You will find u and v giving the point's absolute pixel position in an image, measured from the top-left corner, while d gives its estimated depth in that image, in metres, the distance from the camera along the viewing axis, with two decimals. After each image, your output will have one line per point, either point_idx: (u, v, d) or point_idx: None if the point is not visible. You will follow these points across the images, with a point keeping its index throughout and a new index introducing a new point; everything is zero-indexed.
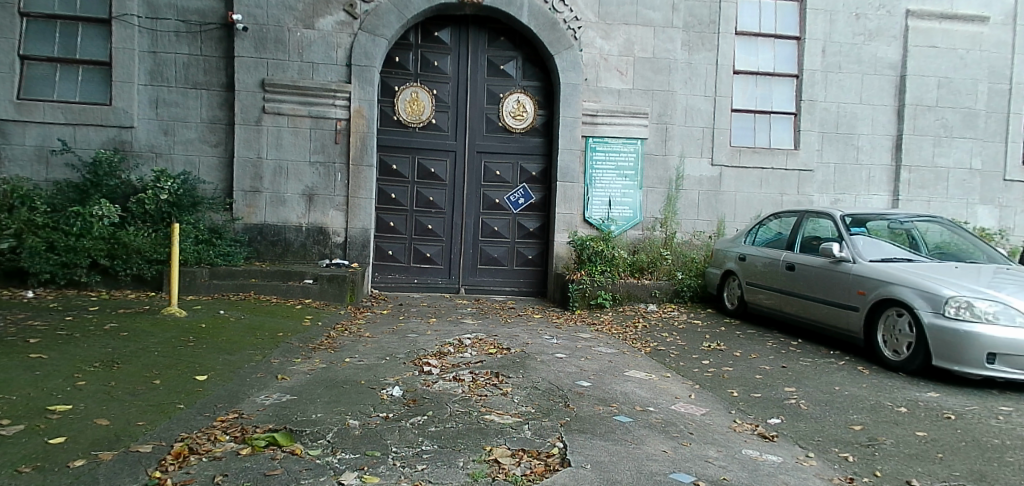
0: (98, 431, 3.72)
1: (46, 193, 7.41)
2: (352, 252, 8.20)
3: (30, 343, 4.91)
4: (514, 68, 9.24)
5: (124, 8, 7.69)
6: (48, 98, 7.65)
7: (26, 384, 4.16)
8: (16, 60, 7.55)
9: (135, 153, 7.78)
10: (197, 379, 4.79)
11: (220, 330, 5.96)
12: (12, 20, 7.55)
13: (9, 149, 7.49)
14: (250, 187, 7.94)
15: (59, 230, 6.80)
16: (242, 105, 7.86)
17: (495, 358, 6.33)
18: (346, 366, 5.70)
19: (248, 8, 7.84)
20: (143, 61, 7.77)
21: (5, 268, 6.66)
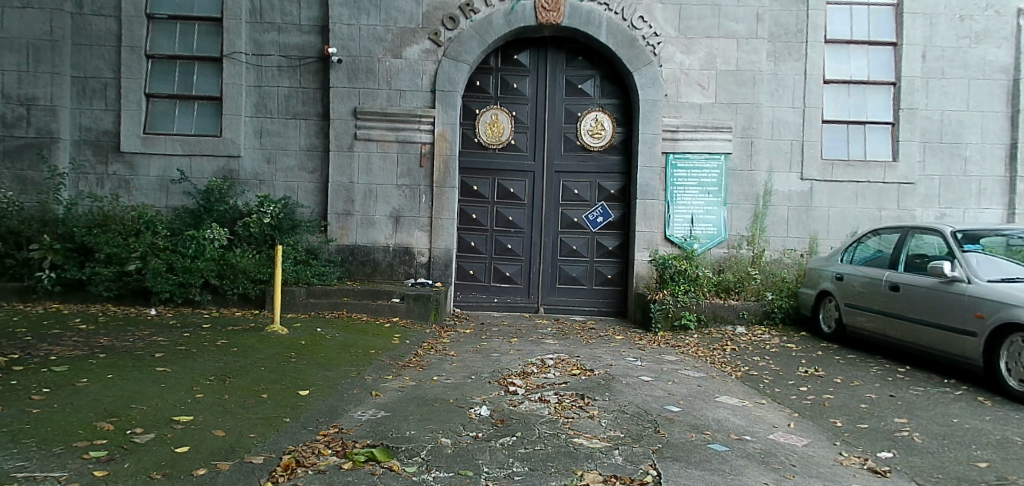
0: (217, 441, 3.97)
1: (166, 218, 8.08)
2: (435, 272, 8.41)
3: (155, 357, 5.30)
4: (593, 87, 9.23)
5: (234, 47, 8.32)
6: (169, 131, 8.34)
7: (154, 395, 4.50)
8: (143, 98, 8.28)
9: (242, 181, 8.36)
10: (300, 393, 5.04)
11: (318, 347, 6.23)
12: (140, 62, 8.26)
13: (135, 179, 8.23)
14: (343, 210, 8.33)
15: (176, 253, 7.38)
16: (336, 133, 8.29)
17: (580, 380, 6.24)
18: (435, 384, 5.80)
19: (343, 42, 8.29)
20: (250, 95, 8.37)
21: (131, 287, 7.31)
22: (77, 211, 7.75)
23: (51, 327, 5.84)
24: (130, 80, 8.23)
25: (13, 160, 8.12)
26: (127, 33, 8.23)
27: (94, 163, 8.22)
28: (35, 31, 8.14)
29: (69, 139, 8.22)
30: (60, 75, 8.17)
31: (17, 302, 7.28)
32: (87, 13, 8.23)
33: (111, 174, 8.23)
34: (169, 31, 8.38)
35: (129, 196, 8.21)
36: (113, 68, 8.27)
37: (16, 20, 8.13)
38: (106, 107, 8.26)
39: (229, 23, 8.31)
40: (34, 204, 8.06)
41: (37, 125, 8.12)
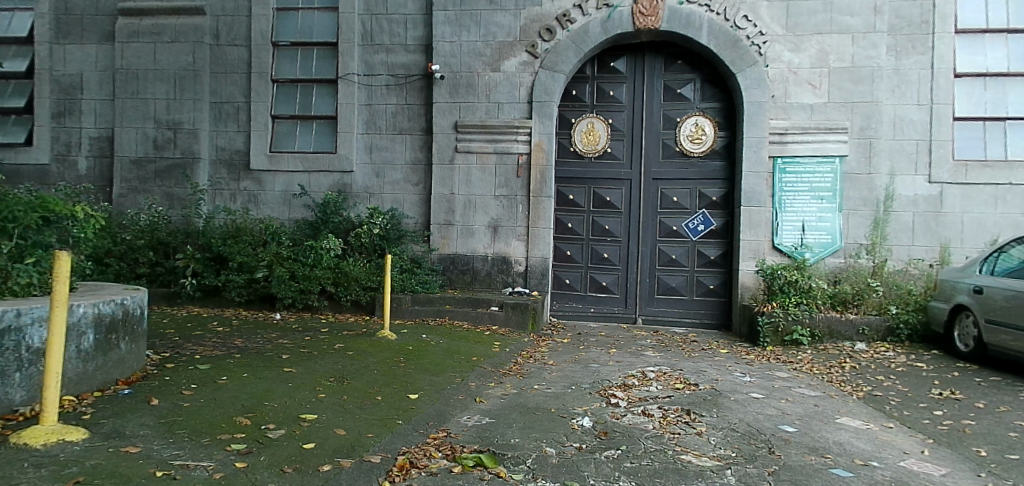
0: (339, 439, 4.22)
1: (288, 230, 8.73)
2: (532, 281, 8.47)
3: (283, 358, 5.72)
4: (693, 91, 8.96)
5: (347, 69, 8.88)
6: (291, 149, 9.01)
7: (283, 393, 4.85)
8: (269, 119, 9.01)
9: (354, 194, 8.87)
10: (410, 397, 5.24)
11: (424, 353, 6.45)
12: (266, 86, 9.01)
13: (262, 194, 8.98)
14: (444, 220, 8.61)
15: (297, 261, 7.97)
16: (439, 146, 8.61)
17: (685, 394, 6.02)
18: (536, 393, 5.83)
19: (445, 59, 8.62)
20: (361, 113, 8.88)
21: (258, 293, 7.96)
22: (214, 224, 8.56)
23: (194, 329, 6.48)
24: (258, 103, 9.00)
25: (162, 179, 9.07)
26: (256, 60, 9.00)
27: (228, 180, 9.05)
28: (180, 63, 9.07)
29: (207, 158, 9.09)
30: (200, 101, 9.05)
31: (165, 306, 8.15)
32: (222, 44, 9.09)
33: (242, 189, 9.02)
34: (291, 57, 9.08)
35: (257, 209, 8.96)
36: (244, 93, 9.08)
37: (165, 53, 9.07)
38: (239, 128, 9.07)
39: (343, 46, 8.88)
40: (179, 218, 8.98)
41: (182, 147, 9.04)
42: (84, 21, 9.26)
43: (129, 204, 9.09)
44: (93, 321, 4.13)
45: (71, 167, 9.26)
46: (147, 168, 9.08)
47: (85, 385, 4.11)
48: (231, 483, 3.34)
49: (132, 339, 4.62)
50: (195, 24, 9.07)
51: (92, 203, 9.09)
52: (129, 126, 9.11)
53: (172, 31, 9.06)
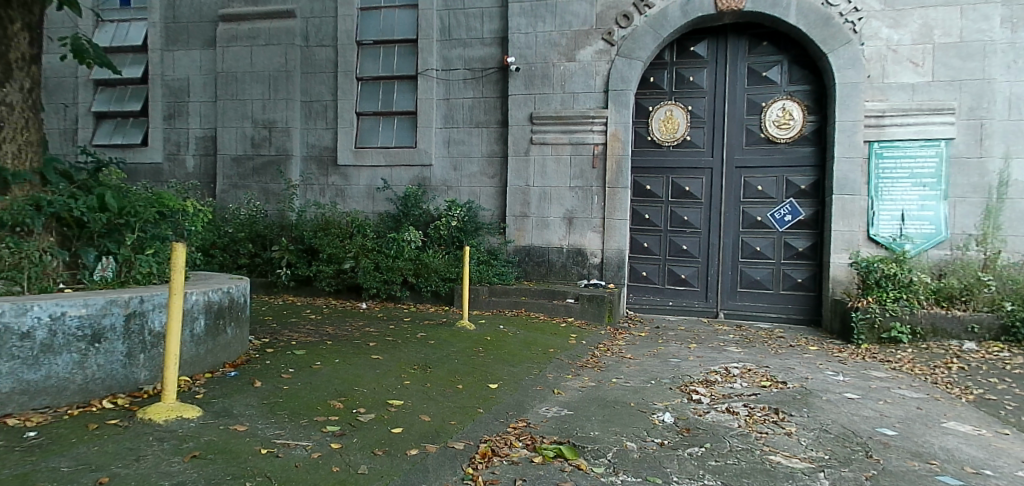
0: (424, 425, 4.34)
1: (372, 222, 9.07)
2: (609, 273, 8.37)
3: (370, 345, 5.96)
4: (779, 74, 8.50)
5: (425, 65, 9.07)
6: (374, 145, 9.33)
7: (371, 379, 5.06)
8: (354, 116, 9.37)
9: (433, 187, 9.07)
10: (490, 387, 5.32)
11: (501, 343, 6.53)
12: (351, 84, 9.36)
13: (348, 188, 9.37)
14: (520, 212, 8.66)
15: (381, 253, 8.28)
16: (514, 138, 8.65)
17: (772, 392, 5.77)
18: (615, 386, 5.76)
19: (521, 50, 8.63)
20: (439, 107, 9.05)
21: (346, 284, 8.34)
22: (305, 217, 9.02)
23: (289, 317, 6.87)
24: (344, 101, 9.36)
25: (259, 176, 9.64)
26: (342, 59, 9.36)
27: (318, 175, 9.50)
28: (272, 65, 9.57)
29: (298, 155, 9.58)
30: (292, 101, 9.53)
31: (263, 295, 8.69)
32: (311, 45, 9.52)
33: (329, 184, 9.45)
34: (374, 55, 9.38)
35: (344, 203, 9.35)
36: (331, 91, 9.47)
37: (260, 55, 9.59)
38: (327, 125, 9.49)
39: (422, 42, 9.08)
40: (274, 212, 9.53)
41: (275, 145, 9.57)
42: (189, 28, 9.94)
43: (230, 199, 9.73)
44: (204, 308, 4.45)
45: (180, 165, 10.01)
46: (245, 165, 9.68)
47: (198, 367, 4.45)
48: (328, 462, 3.51)
49: (237, 324, 4.95)
50: (286, 26, 9.54)
51: (199, 198, 9.81)
52: (230, 126, 9.71)
53: (266, 34, 9.57)
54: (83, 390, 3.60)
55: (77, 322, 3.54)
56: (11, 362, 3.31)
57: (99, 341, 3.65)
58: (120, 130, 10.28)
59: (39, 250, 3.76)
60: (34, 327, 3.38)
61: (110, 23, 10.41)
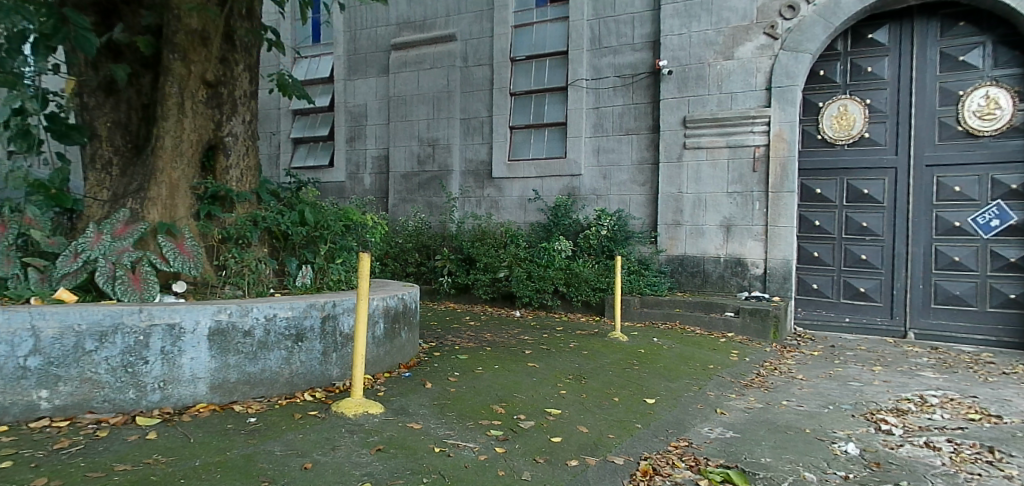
0: (583, 437, 4.28)
1: (524, 232, 9.32)
2: (773, 285, 7.77)
3: (526, 353, 6.09)
4: (983, 57, 7.31)
5: (576, 75, 9.14)
6: (526, 156, 9.59)
7: (529, 386, 5.14)
8: (507, 130, 9.71)
9: (583, 197, 9.10)
10: (647, 401, 5.14)
11: (657, 357, 6.32)
12: (505, 99, 9.72)
13: (502, 200, 9.73)
14: (672, 220, 8.38)
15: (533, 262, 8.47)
16: (666, 143, 8.40)
17: (984, 428, 4.90)
18: (785, 409, 5.27)
19: (674, 53, 8.37)
20: (588, 116, 9.06)
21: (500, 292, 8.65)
22: (464, 228, 9.52)
23: (452, 322, 7.27)
24: (499, 116, 9.74)
25: (424, 190, 10.35)
26: (497, 76, 9.76)
27: (475, 188, 9.99)
28: (434, 86, 10.25)
29: (458, 170, 10.14)
30: (453, 119, 10.11)
31: (428, 301, 9.33)
32: (470, 65, 10.04)
33: (485, 196, 9.89)
34: (526, 70, 9.64)
35: (499, 214, 9.72)
36: (488, 108, 9.90)
37: (426, 78, 10.32)
38: (483, 140, 9.94)
39: (573, 53, 9.16)
40: (437, 224, 10.17)
41: (439, 162, 10.22)
42: (367, 58, 10.98)
43: (400, 212, 10.58)
44: (382, 312, 4.85)
45: (359, 182, 11.09)
46: (413, 181, 10.46)
47: (379, 366, 4.85)
48: (494, 465, 3.60)
49: (409, 328, 5.32)
50: (448, 49, 10.17)
51: (374, 212, 10.76)
52: (400, 145, 10.56)
53: (430, 58, 10.29)
54: (289, 383, 4.08)
55: (285, 323, 4.03)
56: (238, 355, 3.84)
57: (301, 340, 4.12)
58: (312, 152, 11.67)
59: (255, 260, 4.41)
60: (254, 326, 3.90)
61: (304, 59, 11.79)
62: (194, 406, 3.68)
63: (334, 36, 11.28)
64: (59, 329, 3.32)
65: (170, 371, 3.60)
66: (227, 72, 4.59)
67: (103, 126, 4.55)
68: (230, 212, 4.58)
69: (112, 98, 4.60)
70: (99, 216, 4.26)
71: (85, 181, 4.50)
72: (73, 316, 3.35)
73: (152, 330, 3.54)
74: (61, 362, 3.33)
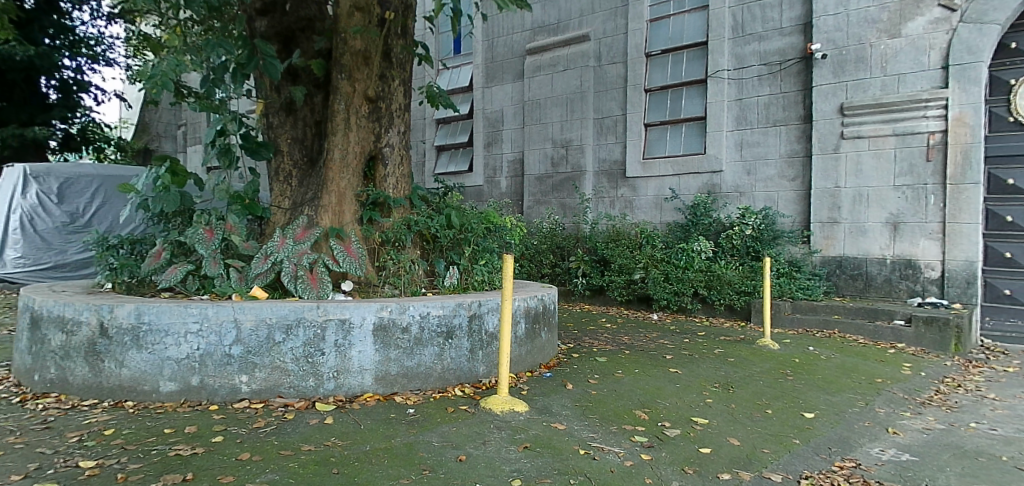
0: (735, 449, 3.99)
1: (661, 233, 9.09)
2: (952, 290, 6.84)
3: (668, 358, 5.90)
4: None
5: (716, 66, 8.72)
6: (663, 154, 9.32)
7: (673, 393, 4.96)
8: (642, 127, 9.49)
9: (724, 194, 8.66)
10: (804, 416, 4.71)
11: (813, 367, 5.82)
12: (640, 96, 9.51)
13: (637, 199, 9.55)
14: (827, 218, 7.70)
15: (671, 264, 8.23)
16: (820, 134, 7.73)
17: None
18: (974, 433, 4.54)
19: (828, 35, 7.69)
20: (731, 109, 8.60)
21: (636, 295, 8.55)
22: (598, 229, 9.48)
23: (588, 324, 7.26)
24: (633, 114, 9.55)
25: (558, 192, 10.45)
26: (631, 73, 9.57)
27: (608, 188, 9.92)
28: (568, 87, 10.30)
29: (591, 170, 10.11)
30: (586, 119, 10.10)
31: (563, 302, 9.45)
32: (604, 63, 9.95)
33: (620, 196, 9.76)
34: (662, 65, 9.35)
35: (633, 214, 9.56)
36: (621, 106, 9.75)
37: (560, 80, 10.40)
38: (617, 139, 9.80)
39: (713, 43, 8.74)
40: (571, 225, 10.23)
41: (572, 163, 10.26)
42: (503, 65, 11.31)
43: (535, 214, 10.80)
44: (523, 313, 4.96)
45: (496, 186, 11.48)
46: (547, 183, 10.61)
47: (521, 366, 4.97)
48: (641, 472, 3.49)
49: (549, 329, 5.38)
50: (581, 50, 10.19)
51: (510, 215, 11.07)
52: (534, 147, 10.75)
53: (564, 60, 10.35)
54: (442, 378, 4.31)
55: (437, 321, 4.27)
56: (398, 350, 4.13)
57: (452, 338, 4.34)
58: (453, 159, 12.30)
59: (409, 261, 4.73)
60: (411, 323, 4.17)
61: (447, 70, 12.46)
62: (362, 395, 4.01)
63: (473, 46, 11.80)
64: (256, 321, 3.80)
65: (342, 362, 3.97)
66: (385, 88, 4.95)
67: (285, 141, 5.12)
68: (388, 217, 4.96)
69: (291, 116, 5.15)
70: (283, 222, 4.85)
71: (271, 191, 5.08)
72: (265, 310, 3.82)
73: (327, 325, 3.93)
74: (256, 351, 3.80)
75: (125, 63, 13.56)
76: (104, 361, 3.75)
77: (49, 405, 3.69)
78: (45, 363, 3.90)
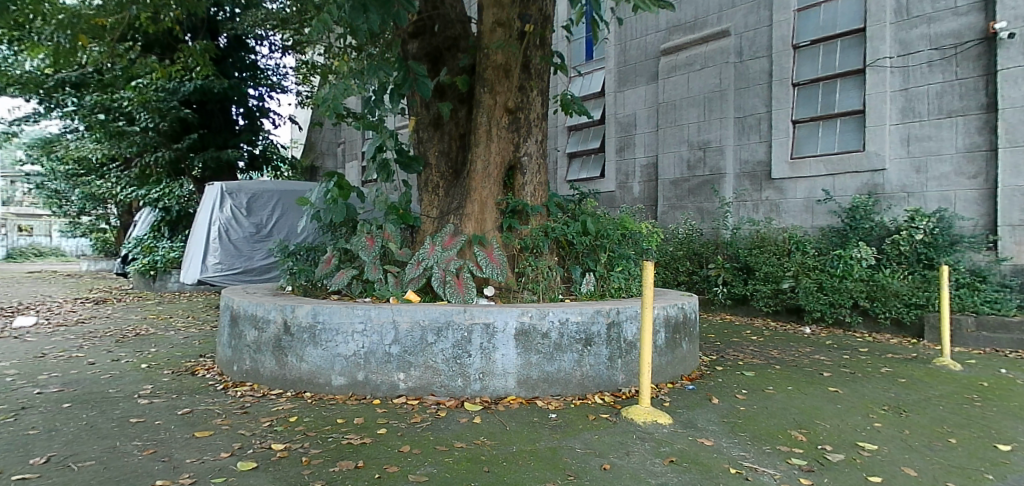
0: (910, 480, 3.48)
1: (811, 238, 8.41)
2: None
3: (824, 376, 5.42)
4: None
5: (877, 54, 7.85)
6: (814, 153, 8.62)
7: (834, 414, 4.52)
8: (790, 125, 8.86)
9: (888, 195, 7.81)
10: (999, 448, 4.02)
11: (1008, 393, 5.02)
12: (787, 91, 8.88)
13: (784, 202, 8.95)
14: (1021, 220, 6.64)
15: (826, 272, 7.62)
16: (1008, 124, 6.70)
17: None
18: None
19: (1016, 10, 6.66)
20: (895, 100, 7.71)
21: (786, 305, 8.01)
22: (740, 234, 8.98)
23: (732, 336, 6.89)
24: (779, 111, 8.96)
25: (695, 196, 10.07)
26: (777, 67, 8.99)
27: (751, 191, 9.37)
28: (707, 86, 9.89)
29: (732, 172, 9.62)
30: (726, 119, 9.64)
31: (703, 312, 9.14)
32: (746, 59, 9.43)
33: (765, 199, 9.20)
34: (813, 56, 8.64)
35: (779, 218, 8.97)
36: (765, 103, 9.18)
37: (696, 80, 10.04)
38: (760, 139, 9.25)
39: (873, 29, 7.91)
40: (709, 230, 9.79)
41: (711, 165, 9.84)
42: (637, 68, 11.12)
43: (669, 219, 10.48)
44: (663, 322, 4.82)
45: (628, 191, 11.30)
46: (683, 187, 10.25)
47: (662, 376, 4.84)
48: None
49: (690, 340, 5.17)
50: (721, 46, 9.75)
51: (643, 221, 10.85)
52: (670, 150, 10.44)
53: (702, 58, 9.97)
54: (582, 385, 4.31)
55: (576, 327, 4.28)
56: (539, 354, 4.19)
57: (590, 345, 4.32)
58: (585, 165, 12.30)
59: (547, 267, 4.81)
60: (550, 329, 4.22)
61: (580, 77, 12.52)
62: (506, 397, 4.13)
63: (605, 51, 11.71)
64: (411, 323, 4.07)
65: (487, 364, 4.11)
66: (524, 98, 5.10)
67: (433, 154, 5.43)
68: (526, 224, 5.08)
69: (438, 131, 5.45)
70: (431, 230, 5.16)
71: (420, 202, 5.43)
72: (418, 313, 4.08)
73: (473, 328, 4.10)
74: (412, 351, 4.07)
75: (296, 89, 15.22)
76: (288, 355, 4.22)
77: (246, 392, 4.23)
78: (242, 355, 4.48)
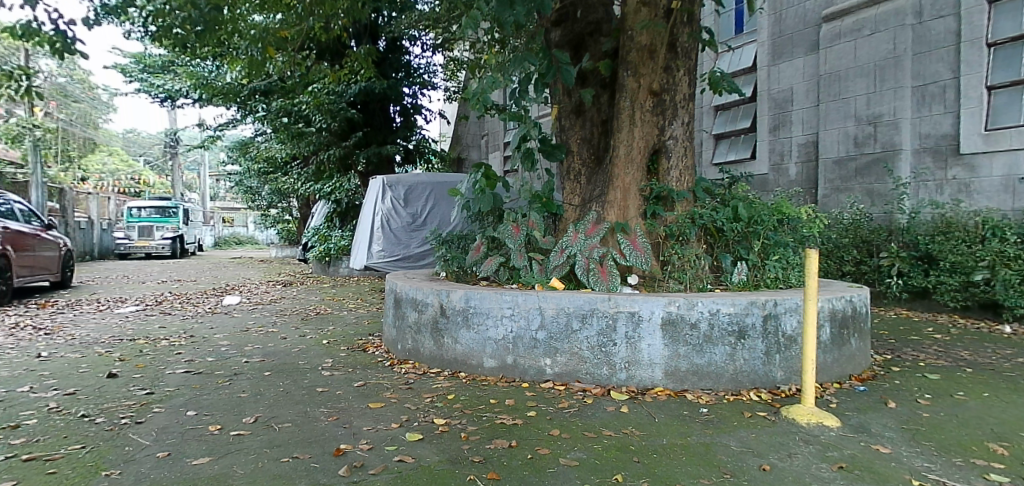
0: None
1: (1013, 222, 7.19)
2: None
3: None
4: None
5: None
6: (1015, 123, 7.35)
7: None
8: (983, 92, 7.62)
9: None
10: None
11: None
12: (981, 53, 7.65)
13: (977, 181, 7.73)
14: None
15: None
16: None
17: None
18: None
19: None
20: None
21: (980, 300, 7.05)
22: (919, 219, 7.93)
23: (910, 333, 6.12)
24: (970, 76, 7.74)
25: (863, 176, 9.03)
26: (968, 26, 7.77)
27: (934, 169, 8.21)
28: (879, 53, 8.78)
29: (910, 148, 8.48)
30: (902, 88, 8.51)
31: (873, 306, 8.32)
32: (927, 20, 8.26)
33: (952, 178, 8.01)
34: (1015, 10, 7.40)
35: (969, 200, 7.78)
36: (952, 68, 7.97)
37: (864, 47, 8.99)
38: (945, 109, 8.06)
39: None
40: (880, 215, 8.75)
41: (882, 141, 8.75)
42: (794, 38, 10.20)
43: (831, 203, 9.53)
44: (828, 315, 4.42)
45: (784, 173, 10.43)
46: (849, 166, 9.24)
47: (827, 375, 4.44)
48: None
49: (860, 336, 4.69)
50: (896, 7, 8.62)
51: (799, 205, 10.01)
52: (834, 127, 9.45)
53: (873, 22, 8.88)
54: (735, 380, 4.08)
55: (728, 319, 4.05)
56: (687, 346, 4.04)
57: (744, 338, 4.07)
58: (734, 147, 11.54)
59: (694, 255, 4.61)
60: (700, 319, 4.04)
61: (728, 52, 11.69)
62: (653, 388, 4.04)
63: (758, 23, 10.87)
64: (557, 310, 4.13)
65: (633, 354, 4.05)
66: (670, 79, 4.91)
67: (575, 142, 5.46)
68: (671, 211, 4.90)
69: (580, 118, 5.46)
70: (574, 218, 5.20)
71: (563, 189, 5.50)
72: (563, 300, 4.12)
73: (618, 316, 4.06)
74: (558, 337, 4.13)
75: (445, 84, 15.94)
76: (445, 337, 4.50)
77: (409, 369, 4.58)
78: (405, 335, 4.85)
